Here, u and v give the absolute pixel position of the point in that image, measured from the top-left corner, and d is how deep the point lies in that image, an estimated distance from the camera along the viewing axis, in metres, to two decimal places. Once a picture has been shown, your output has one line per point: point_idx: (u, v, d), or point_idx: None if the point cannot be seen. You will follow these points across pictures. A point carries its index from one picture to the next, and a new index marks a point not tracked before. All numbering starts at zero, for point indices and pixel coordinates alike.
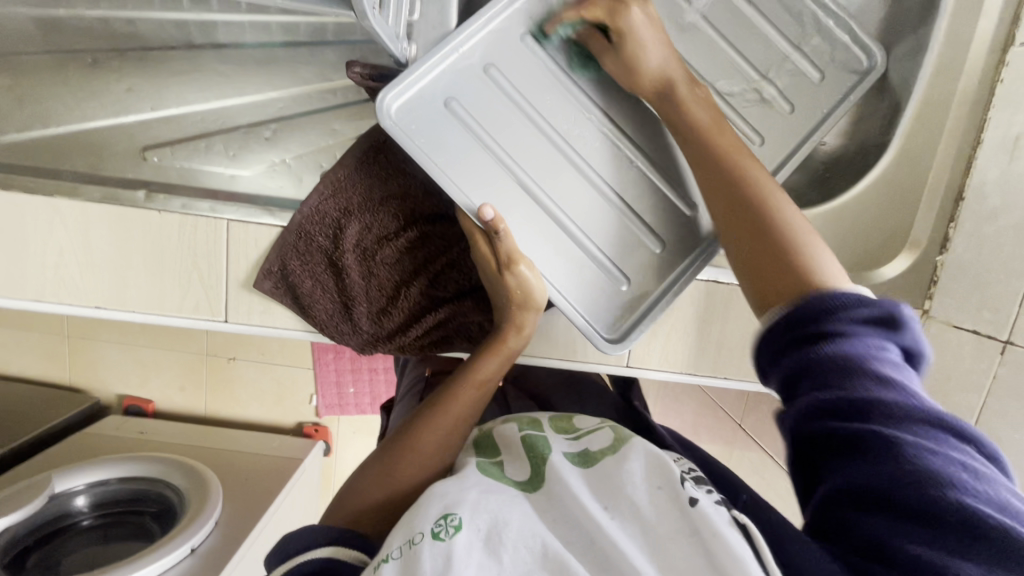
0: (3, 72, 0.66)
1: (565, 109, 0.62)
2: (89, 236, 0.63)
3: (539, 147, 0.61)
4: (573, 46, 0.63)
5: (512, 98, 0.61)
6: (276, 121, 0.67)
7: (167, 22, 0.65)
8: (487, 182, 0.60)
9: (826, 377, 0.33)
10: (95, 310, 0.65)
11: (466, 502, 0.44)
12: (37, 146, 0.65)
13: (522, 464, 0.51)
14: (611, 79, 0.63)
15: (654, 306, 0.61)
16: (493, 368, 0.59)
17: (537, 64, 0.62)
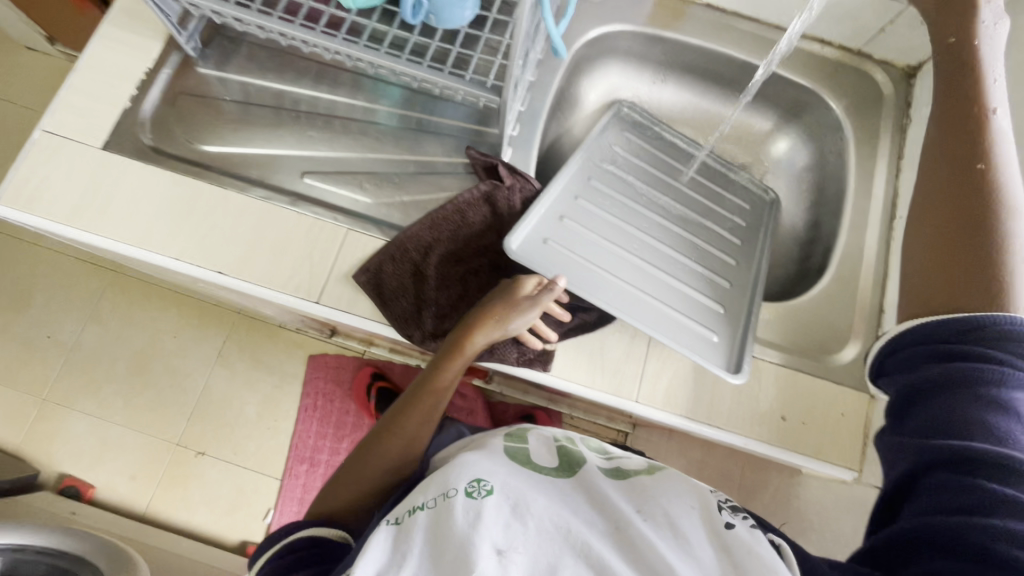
0: (213, 108, 0.91)
1: (623, 239, 0.89)
2: (240, 219, 0.82)
3: (615, 257, 0.86)
4: (608, 199, 0.93)
5: (586, 231, 0.87)
6: (401, 174, 0.90)
7: (343, 103, 0.93)
8: (591, 281, 0.83)
9: (967, 394, 0.51)
10: (215, 274, 0.81)
11: (495, 474, 0.60)
12: (225, 157, 0.88)
13: (551, 462, 0.68)
14: (644, 221, 0.94)
15: (743, 341, 0.83)
16: (452, 375, 0.78)
17: (593, 212, 0.90)
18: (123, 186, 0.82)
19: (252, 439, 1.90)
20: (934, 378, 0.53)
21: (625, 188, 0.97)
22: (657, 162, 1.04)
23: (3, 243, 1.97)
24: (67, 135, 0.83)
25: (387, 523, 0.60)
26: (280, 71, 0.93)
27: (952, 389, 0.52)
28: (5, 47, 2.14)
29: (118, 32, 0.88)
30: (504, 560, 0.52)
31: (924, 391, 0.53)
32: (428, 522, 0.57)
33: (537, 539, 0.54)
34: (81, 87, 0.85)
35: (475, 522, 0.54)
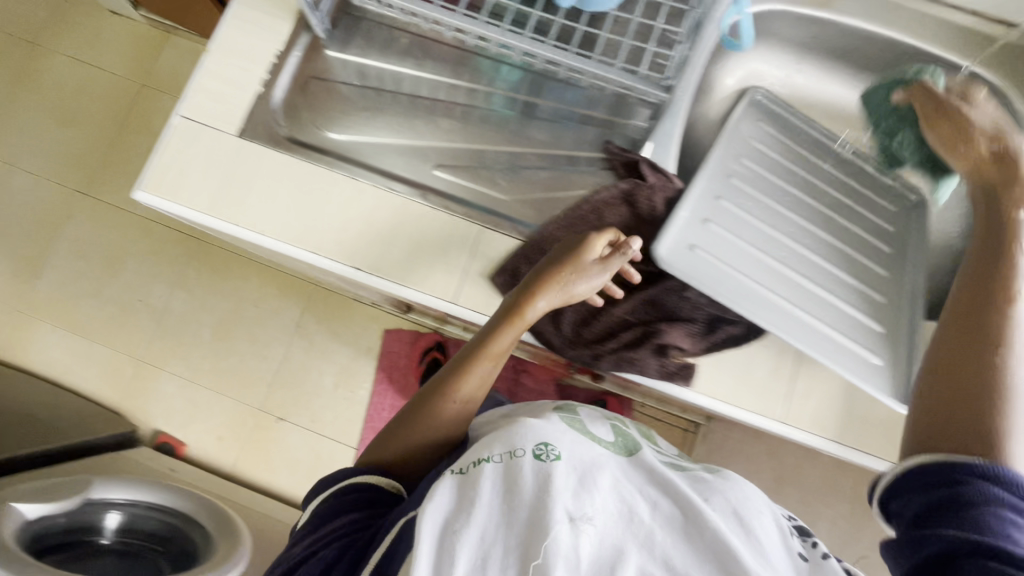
0: (341, 92, 0.87)
1: (768, 245, 0.83)
2: (376, 213, 0.80)
3: (763, 266, 0.81)
4: (748, 200, 0.87)
5: (730, 238, 0.82)
6: (537, 168, 0.85)
7: (471, 90, 0.89)
8: (741, 294, 0.77)
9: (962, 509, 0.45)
10: (352, 269, 0.79)
11: (563, 441, 0.57)
12: (354, 146, 0.85)
13: (608, 436, 0.66)
14: (788, 225, 0.87)
15: (905, 365, 0.78)
16: (508, 341, 0.72)
17: (734, 215, 0.84)
18: (260, 176, 0.81)
19: (328, 409, 1.95)
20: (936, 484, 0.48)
21: (764, 187, 0.90)
22: (796, 159, 0.96)
23: (97, 208, 2.06)
24: (204, 121, 0.82)
25: (450, 473, 0.55)
26: (406, 55, 0.89)
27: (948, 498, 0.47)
28: (92, 11, 2.16)
29: (248, 12, 0.85)
30: (577, 528, 0.48)
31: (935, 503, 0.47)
32: (494, 476, 0.53)
33: (615, 518, 0.51)
34: (215, 71, 0.83)
35: (549, 487, 0.50)
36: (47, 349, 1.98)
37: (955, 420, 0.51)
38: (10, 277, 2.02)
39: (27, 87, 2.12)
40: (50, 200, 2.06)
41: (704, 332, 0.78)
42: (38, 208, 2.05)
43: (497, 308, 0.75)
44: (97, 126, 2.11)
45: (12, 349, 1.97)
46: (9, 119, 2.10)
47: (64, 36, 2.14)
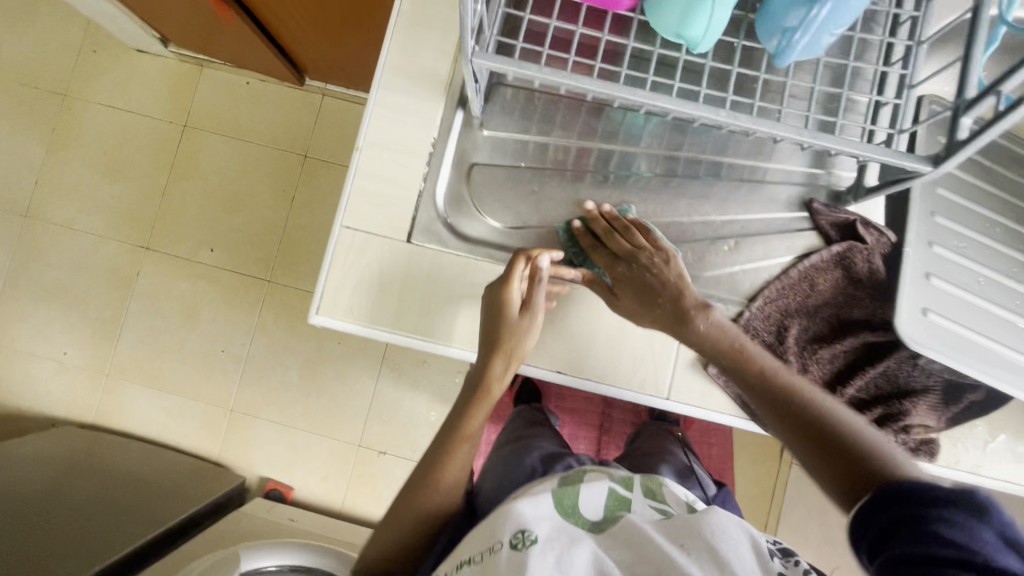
0: (501, 176, 0.78)
1: (993, 290, 0.76)
2: (568, 311, 0.75)
3: (996, 318, 0.74)
4: (959, 238, 0.79)
5: (957, 290, 0.74)
6: (738, 236, 0.76)
7: (644, 154, 0.77)
8: (987, 356, 0.71)
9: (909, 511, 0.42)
10: (554, 374, 0.73)
11: (539, 523, 0.54)
12: (526, 234, 0.77)
13: (596, 514, 0.60)
14: (1006, 265, 0.79)
15: None
16: (478, 419, 0.68)
17: (952, 260, 0.77)
18: (439, 283, 0.75)
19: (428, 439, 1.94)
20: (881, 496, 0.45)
21: (969, 217, 0.81)
22: (996, 178, 0.86)
23: (162, 261, 2.00)
24: (369, 229, 0.75)
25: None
26: (569, 120, 0.78)
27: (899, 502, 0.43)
28: (117, 53, 2.04)
29: (393, 97, 0.76)
30: None
31: (873, 509, 0.45)
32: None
33: None
34: (370, 171, 0.75)
35: (522, 574, 0.47)
36: (141, 408, 1.98)
37: (824, 461, 0.52)
38: (89, 341, 2.00)
39: (67, 142, 2.03)
40: (114, 258, 2.01)
41: (944, 402, 0.72)
42: (103, 268, 2.01)
43: (462, 382, 0.71)
44: (145, 175, 2.02)
45: (107, 412, 1.98)
46: (55, 177, 2.02)
47: (94, 82, 2.03)
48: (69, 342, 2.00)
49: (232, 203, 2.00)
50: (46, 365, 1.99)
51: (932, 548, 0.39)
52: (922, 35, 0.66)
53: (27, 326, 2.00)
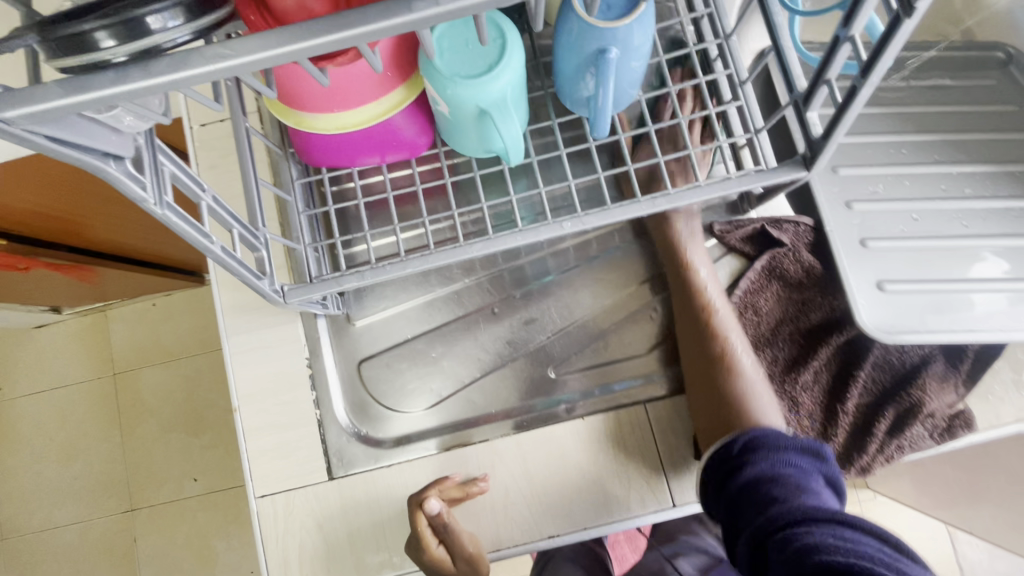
0: (396, 358, 0.70)
1: (934, 221, 0.68)
2: (528, 465, 0.66)
3: (950, 254, 0.66)
4: (875, 180, 0.71)
5: (900, 243, 0.66)
6: (659, 300, 0.71)
7: (522, 265, 0.72)
8: (959, 306, 0.63)
9: (767, 513, 0.53)
10: (548, 541, 0.64)
11: None
12: (450, 405, 0.69)
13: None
14: (932, 186, 0.71)
15: None
16: None
17: (880, 210, 0.68)
18: (385, 505, 0.66)
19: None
20: (741, 488, 0.55)
21: (877, 150, 0.73)
22: (878, 93, 0.78)
23: (150, 515, 1.77)
24: (285, 486, 0.66)
25: None
26: (437, 271, 0.71)
27: (756, 492, 0.54)
28: (10, 337, 1.86)
29: (247, 340, 0.69)
30: None
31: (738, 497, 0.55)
32: None
33: None
34: (262, 426, 0.67)
35: None
36: None
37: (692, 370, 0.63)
38: None
39: (9, 450, 1.83)
40: (103, 541, 1.77)
41: (950, 364, 0.64)
42: (99, 554, 1.77)
43: None
44: (99, 442, 1.82)
45: None
46: (8, 492, 1.81)
47: (7, 379, 1.86)
48: None
49: (195, 424, 1.80)
50: None
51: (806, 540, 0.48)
52: (726, 27, 0.61)
53: None
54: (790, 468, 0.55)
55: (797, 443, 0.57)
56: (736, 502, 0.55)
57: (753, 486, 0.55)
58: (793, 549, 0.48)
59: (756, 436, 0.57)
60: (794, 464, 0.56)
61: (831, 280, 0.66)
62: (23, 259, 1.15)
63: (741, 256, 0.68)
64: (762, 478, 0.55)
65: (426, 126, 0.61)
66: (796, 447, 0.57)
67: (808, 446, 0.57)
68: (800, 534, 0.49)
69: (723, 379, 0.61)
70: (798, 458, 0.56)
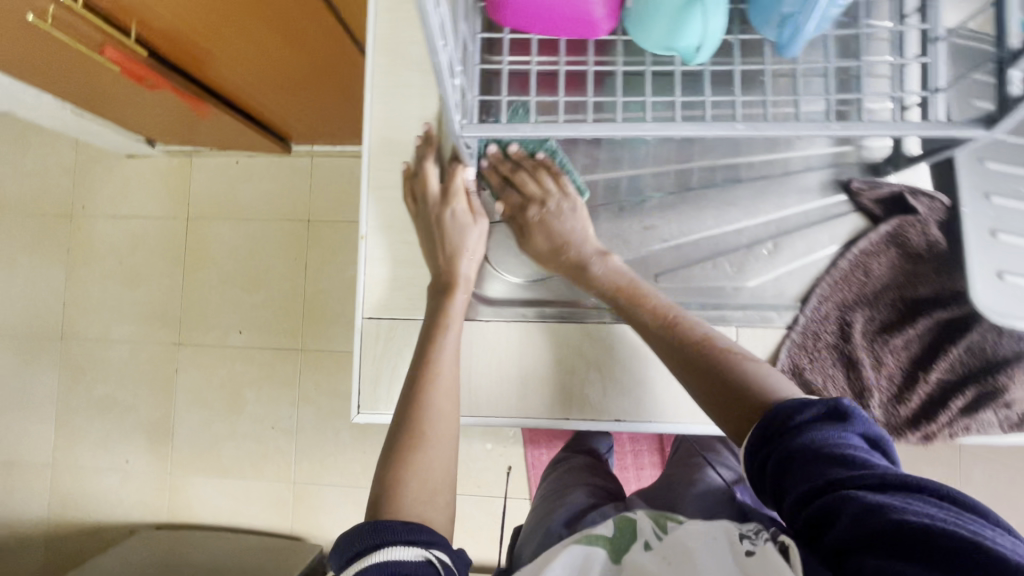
0: (512, 229, 0.75)
1: None
2: (613, 355, 0.73)
3: None
4: None
5: None
6: (775, 236, 0.71)
7: (650, 174, 0.75)
8: None
9: (821, 478, 0.42)
10: (613, 422, 0.72)
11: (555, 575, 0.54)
12: (552, 285, 0.75)
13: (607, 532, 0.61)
14: None
15: None
16: (447, 351, 0.65)
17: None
18: (478, 353, 0.73)
19: (488, 481, 1.44)
20: (791, 457, 0.45)
21: None
22: None
23: (196, 352, 1.90)
24: (391, 315, 0.73)
25: None
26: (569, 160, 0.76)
27: (807, 464, 0.44)
28: (102, 160, 1.97)
29: (385, 178, 0.74)
30: None
31: (784, 459, 0.45)
32: None
33: None
34: (382, 256, 0.73)
35: None
36: (204, 505, 1.86)
37: (675, 365, 0.61)
38: (148, 446, 1.90)
39: (82, 262, 1.96)
40: (150, 363, 1.92)
41: None
42: (145, 374, 1.92)
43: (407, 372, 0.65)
44: (163, 275, 1.94)
45: (178, 511, 1.87)
46: (75, 298, 1.96)
47: (93, 196, 1.97)
48: (125, 456, 1.90)
49: (252, 281, 1.90)
50: (112, 478, 1.90)
51: (875, 505, 0.38)
52: None
53: (82, 447, 1.92)
54: (836, 430, 0.45)
55: (844, 417, 0.45)
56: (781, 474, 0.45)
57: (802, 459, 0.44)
58: (870, 516, 0.38)
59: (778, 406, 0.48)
60: (845, 434, 0.45)
61: (949, 259, 0.68)
62: (149, 74, 1.21)
63: (865, 216, 0.71)
64: (813, 444, 0.45)
65: (614, 10, 0.62)
66: (822, 412, 0.46)
67: (835, 405, 0.46)
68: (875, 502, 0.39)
69: (698, 359, 0.59)
70: (836, 427, 0.45)
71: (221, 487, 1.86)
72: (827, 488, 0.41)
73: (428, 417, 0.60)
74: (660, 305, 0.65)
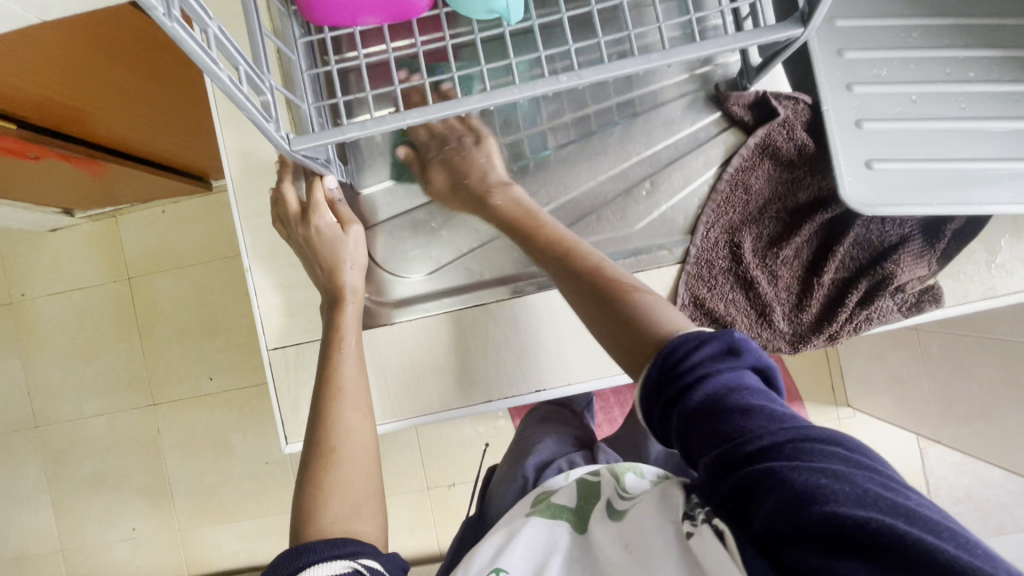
0: (398, 226, 0.74)
1: (931, 103, 0.68)
2: (522, 327, 0.71)
3: (942, 135, 0.66)
4: (876, 61, 0.70)
5: (894, 124, 0.67)
6: (652, 175, 0.72)
7: (520, 140, 0.74)
8: (946, 184, 0.64)
9: (723, 433, 0.40)
10: (535, 393, 0.71)
11: (514, 559, 0.56)
12: (447, 273, 0.74)
13: (570, 504, 0.65)
14: (931, 69, 0.70)
15: None
16: (349, 363, 0.65)
17: (877, 92, 0.68)
18: (388, 358, 0.72)
19: (488, 461, 1.47)
20: (691, 416, 0.42)
21: (882, 32, 0.72)
22: None
23: (171, 409, 1.87)
24: (298, 340, 0.72)
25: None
26: (436, 144, 0.74)
27: (708, 420, 0.41)
28: (23, 242, 1.90)
29: (257, 206, 0.72)
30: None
31: (680, 409, 0.43)
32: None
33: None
34: (274, 284, 0.72)
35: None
36: (219, 553, 1.86)
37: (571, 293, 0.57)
38: (150, 510, 1.88)
39: (32, 347, 1.91)
40: (128, 430, 1.89)
41: (927, 243, 0.66)
42: (126, 442, 1.89)
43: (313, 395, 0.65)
44: (117, 341, 1.89)
45: (195, 565, 1.86)
46: (35, 386, 1.91)
47: (24, 280, 1.91)
48: (129, 526, 1.88)
49: (208, 325, 1.86)
50: (121, 550, 1.89)
51: (789, 474, 0.36)
52: None
53: (83, 529, 1.90)
54: (731, 378, 0.43)
55: (744, 362, 0.43)
56: (687, 432, 0.42)
57: (704, 410, 0.42)
58: (780, 487, 0.35)
59: (680, 345, 0.45)
60: (748, 392, 0.42)
61: (823, 159, 0.67)
62: (31, 147, 1.14)
63: (741, 129, 0.71)
64: (712, 397, 0.42)
65: None
66: (718, 355, 0.44)
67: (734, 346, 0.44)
68: (787, 467, 0.36)
69: (601, 290, 0.55)
70: (726, 368, 0.43)
71: (231, 532, 1.86)
72: (738, 449, 0.39)
73: (338, 434, 0.61)
74: (588, 252, 0.60)
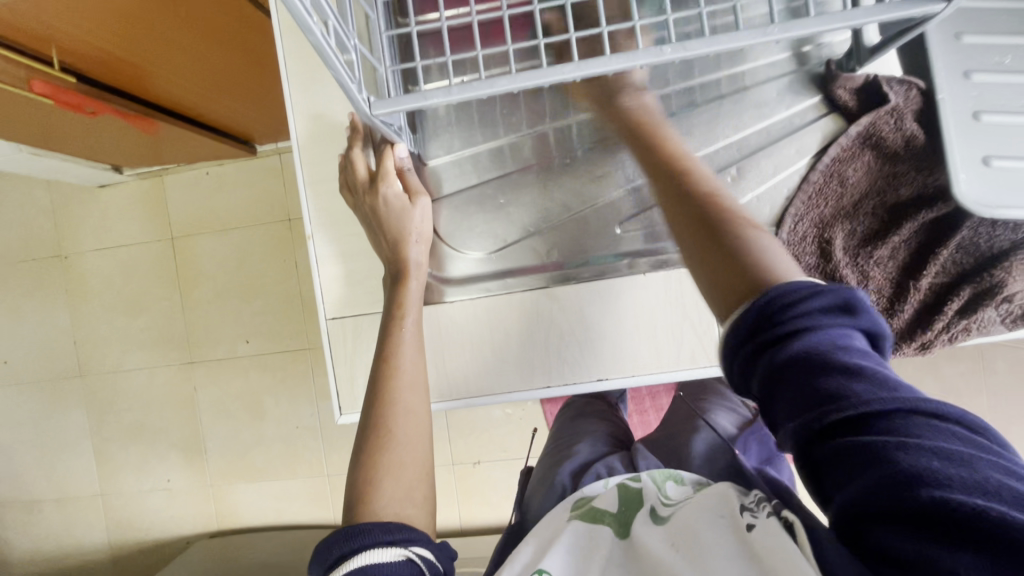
0: (463, 200, 0.72)
1: None
2: (585, 313, 0.68)
3: None
4: (1001, 49, 0.63)
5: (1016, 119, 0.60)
6: (739, 161, 0.67)
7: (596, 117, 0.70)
8: None
9: (820, 396, 0.36)
10: (597, 382, 0.68)
11: (553, 560, 0.54)
12: (512, 251, 0.71)
13: (611, 509, 0.61)
14: None
15: None
16: (411, 337, 0.63)
17: (999, 82, 0.62)
18: (446, 335, 0.70)
19: (519, 442, 1.46)
20: (783, 371, 0.38)
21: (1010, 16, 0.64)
22: None
23: (209, 368, 1.91)
24: (355, 312, 0.71)
25: None
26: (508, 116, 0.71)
27: (804, 378, 0.37)
28: (75, 196, 1.94)
29: (322, 172, 0.70)
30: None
31: (771, 366, 0.39)
32: None
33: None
34: (334, 253, 0.71)
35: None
36: (248, 510, 1.91)
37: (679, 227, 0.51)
38: (184, 463, 1.94)
39: (79, 298, 1.96)
40: (167, 386, 1.94)
41: None
42: (164, 396, 1.94)
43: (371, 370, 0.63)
44: (159, 299, 1.93)
45: (224, 520, 1.92)
46: (81, 336, 1.96)
47: (74, 233, 1.95)
48: (165, 477, 1.95)
49: (246, 289, 1.88)
50: (156, 499, 1.96)
51: (907, 456, 0.32)
52: None
53: (121, 477, 1.97)
54: (843, 338, 0.38)
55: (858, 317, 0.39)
56: (772, 384, 0.38)
57: (794, 367, 0.38)
58: (890, 462, 0.32)
59: (785, 295, 0.40)
60: (852, 350, 0.38)
61: (930, 153, 0.62)
62: (91, 103, 1.12)
63: (842, 114, 0.66)
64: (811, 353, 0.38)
65: None
66: (831, 309, 0.39)
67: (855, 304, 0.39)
68: (900, 443, 0.33)
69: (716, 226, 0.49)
70: (833, 324, 0.39)
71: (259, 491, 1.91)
72: (833, 415, 0.35)
73: (395, 414, 0.59)
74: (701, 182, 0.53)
